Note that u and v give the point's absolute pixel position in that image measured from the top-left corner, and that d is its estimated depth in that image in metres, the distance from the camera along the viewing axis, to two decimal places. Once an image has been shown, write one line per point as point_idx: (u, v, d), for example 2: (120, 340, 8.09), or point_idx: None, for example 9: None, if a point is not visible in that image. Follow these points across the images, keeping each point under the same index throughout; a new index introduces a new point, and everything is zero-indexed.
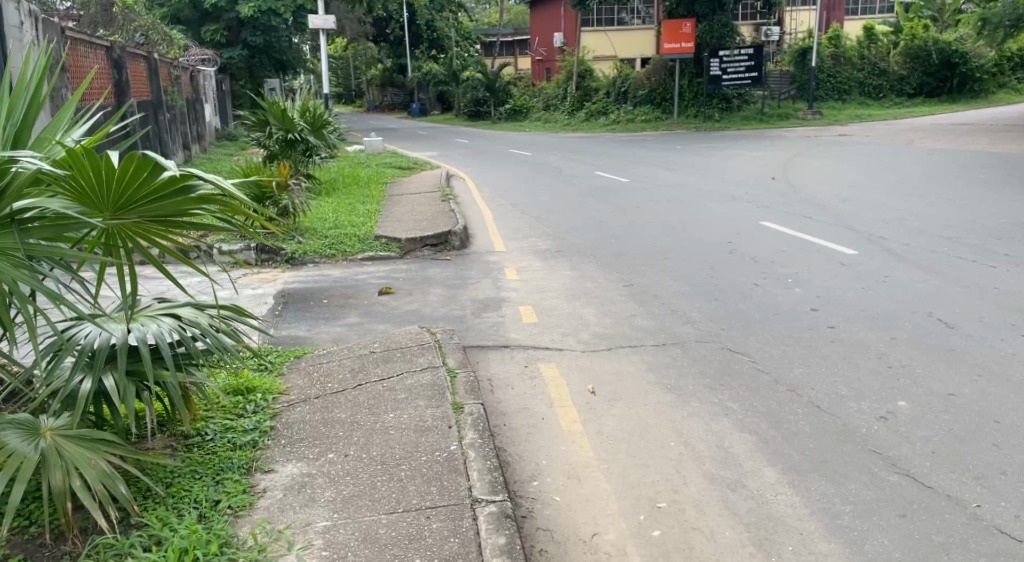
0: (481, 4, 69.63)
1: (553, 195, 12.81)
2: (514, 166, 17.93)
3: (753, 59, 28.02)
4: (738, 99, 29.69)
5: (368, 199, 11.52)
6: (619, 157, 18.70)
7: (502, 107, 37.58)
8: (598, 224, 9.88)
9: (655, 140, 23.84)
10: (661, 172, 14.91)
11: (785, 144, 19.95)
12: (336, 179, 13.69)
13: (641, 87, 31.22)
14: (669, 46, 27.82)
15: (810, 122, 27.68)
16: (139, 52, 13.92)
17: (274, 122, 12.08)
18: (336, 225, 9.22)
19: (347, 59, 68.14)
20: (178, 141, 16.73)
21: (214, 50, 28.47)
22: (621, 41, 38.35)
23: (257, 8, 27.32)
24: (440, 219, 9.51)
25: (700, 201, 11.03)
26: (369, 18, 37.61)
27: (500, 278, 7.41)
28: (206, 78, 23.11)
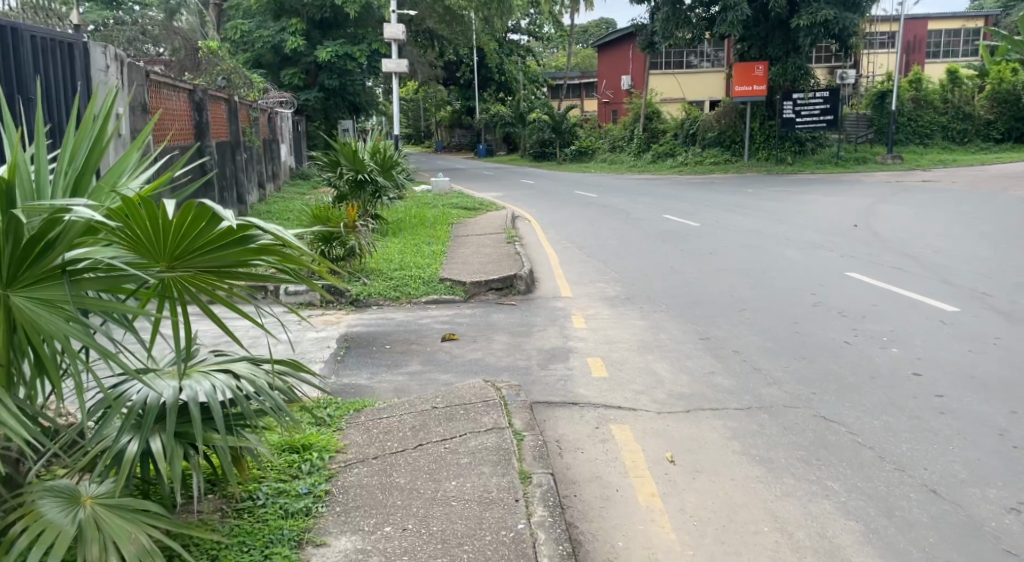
0: (550, 48, 70.57)
1: (622, 238, 12.49)
2: (581, 207, 17.71)
3: (828, 101, 27.47)
4: (812, 142, 28.99)
5: (433, 240, 11.42)
6: (688, 200, 18.30)
7: (568, 148, 37.53)
8: (671, 270, 9.52)
9: (725, 183, 23.34)
10: (733, 217, 14.47)
11: (864, 189, 19.24)
12: (403, 219, 13.69)
13: (710, 129, 30.72)
14: (741, 88, 27.44)
15: (890, 166, 26.76)
16: (221, 94, 14.27)
17: (345, 163, 12.18)
18: (402, 266, 9.09)
19: (417, 101, 69.64)
20: (253, 180, 17.10)
21: (291, 93, 29.37)
22: (690, 83, 38.08)
23: (334, 52, 28.33)
24: (506, 262, 9.30)
25: (778, 248, 10.58)
26: (440, 63, 38.35)
27: (567, 325, 7.08)
28: (282, 119, 23.76)
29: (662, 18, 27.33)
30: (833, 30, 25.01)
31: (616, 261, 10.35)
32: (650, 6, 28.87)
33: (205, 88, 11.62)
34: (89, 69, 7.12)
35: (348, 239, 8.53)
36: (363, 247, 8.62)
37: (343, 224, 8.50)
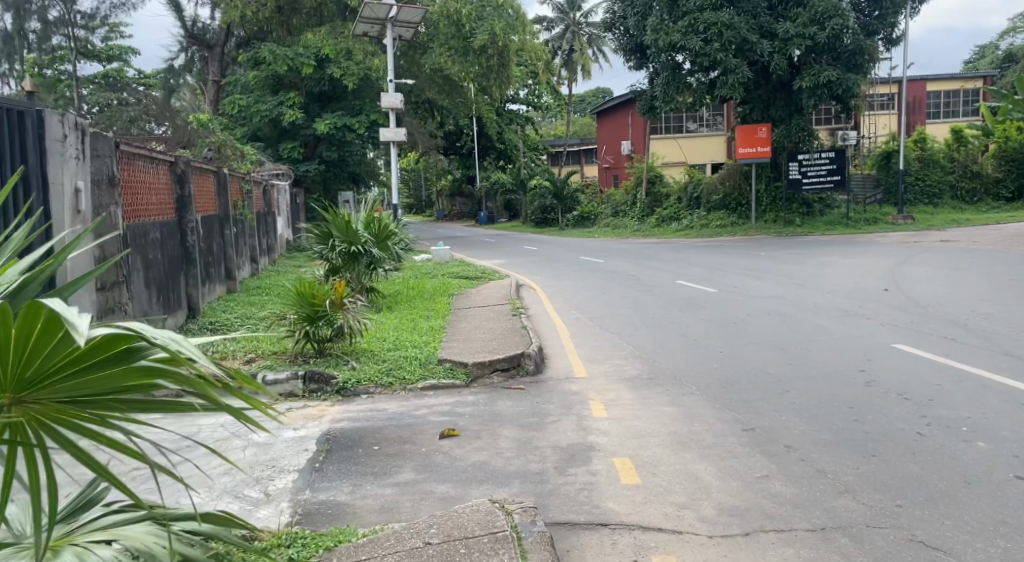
0: (547, 117, 71.31)
1: (635, 306, 11.64)
2: (588, 273, 16.93)
3: (835, 161, 26.98)
4: (820, 203, 28.53)
5: (432, 313, 10.57)
6: (699, 264, 17.52)
7: (570, 213, 37.06)
8: (693, 343, 8.64)
9: (735, 245, 22.66)
10: (750, 282, 13.66)
11: (883, 250, 18.52)
12: (400, 291, 12.88)
13: (715, 193, 30.29)
14: (745, 150, 27.11)
15: (903, 227, 26.13)
16: (210, 166, 13.60)
17: (338, 234, 11.47)
18: (398, 345, 8.19)
19: (418, 171, 70.03)
20: (245, 254, 16.38)
21: (290, 166, 29.02)
22: (692, 146, 37.91)
23: (332, 124, 28.09)
24: (512, 339, 8.43)
25: (809, 316, 9.73)
26: (439, 132, 38.22)
27: (585, 413, 6.13)
28: (279, 192, 23.26)
29: (662, 83, 27.09)
30: (836, 91, 24.61)
31: (632, 333, 9.49)
32: (650, 71, 28.71)
33: (188, 160, 10.91)
34: (44, 139, 6.47)
35: (336, 319, 7.68)
36: (353, 327, 7.75)
37: (328, 301, 7.67)
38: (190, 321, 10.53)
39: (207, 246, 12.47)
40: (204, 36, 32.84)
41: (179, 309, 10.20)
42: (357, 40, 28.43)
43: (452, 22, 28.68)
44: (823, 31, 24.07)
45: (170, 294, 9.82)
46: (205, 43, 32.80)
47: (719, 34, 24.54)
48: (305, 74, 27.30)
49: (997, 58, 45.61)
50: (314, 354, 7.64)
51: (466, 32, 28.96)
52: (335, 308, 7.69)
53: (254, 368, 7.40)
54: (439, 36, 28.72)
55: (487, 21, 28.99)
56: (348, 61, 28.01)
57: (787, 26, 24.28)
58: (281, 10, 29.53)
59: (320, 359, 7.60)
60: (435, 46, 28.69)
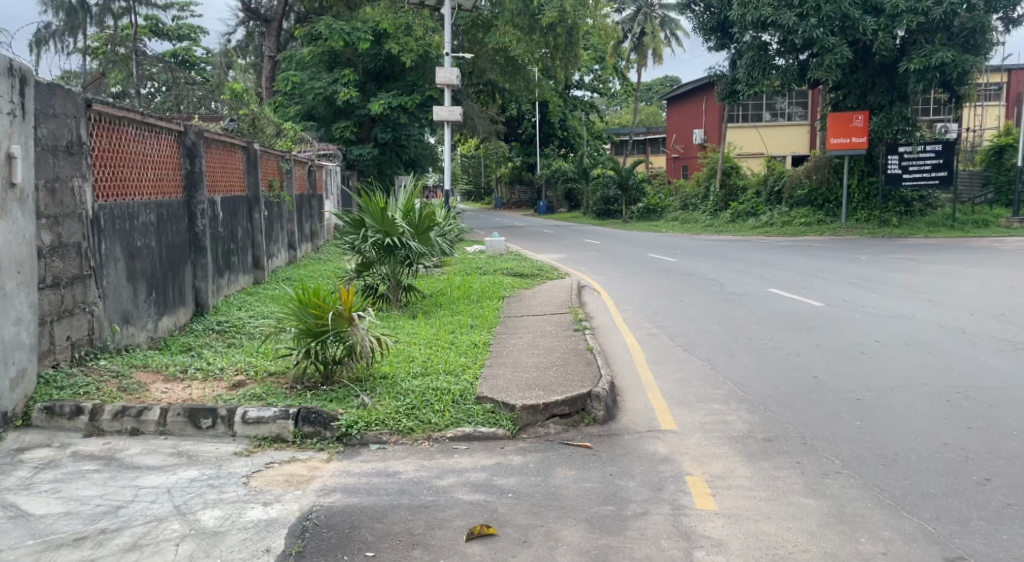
0: (613, 104, 68.75)
1: (724, 322, 9.60)
2: (663, 274, 14.88)
3: (941, 155, 23.91)
4: (919, 201, 25.80)
5: (476, 323, 8.73)
6: (793, 268, 15.28)
7: (636, 205, 34.80)
8: (817, 383, 6.61)
9: (827, 246, 20.42)
10: (861, 294, 11.45)
11: (1009, 259, 15.96)
12: (443, 291, 11.09)
13: (799, 187, 27.78)
14: (837, 140, 24.71)
15: (1016, 231, 23.27)
16: (238, 140, 11.89)
17: (370, 222, 9.77)
18: (428, 370, 6.40)
19: (478, 157, 68.51)
20: (281, 240, 14.80)
21: (343, 147, 27.61)
22: (773, 136, 35.25)
23: (387, 104, 26.57)
24: (574, 366, 6.57)
25: (960, 351, 7.60)
26: (500, 115, 36.27)
27: (686, 502, 4.20)
28: (328, 174, 21.83)
29: (746, 64, 24.56)
30: (949, 74, 21.81)
31: (728, 361, 7.51)
32: (732, 53, 26.27)
33: (200, 129, 9.13)
34: None
35: (347, 334, 5.90)
36: (368, 346, 5.95)
37: (336, 311, 5.84)
38: (195, 320, 8.76)
39: (227, 230, 10.76)
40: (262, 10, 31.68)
41: (181, 305, 8.43)
42: (419, 15, 26.70)
43: None
44: (938, 5, 21.34)
45: (168, 290, 8.06)
46: (261, 17, 31.53)
47: (817, 8, 22.16)
48: (361, 49, 25.70)
49: None
50: (318, 378, 5.89)
51: (535, 8, 26.94)
52: (349, 322, 5.89)
53: (237, 395, 5.65)
54: (505, 13, 26.60)
55: None
56: (407, 36, 26.24)
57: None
58: None
59: (326, 389, 5.81)
60: (499, 23, 26.72)
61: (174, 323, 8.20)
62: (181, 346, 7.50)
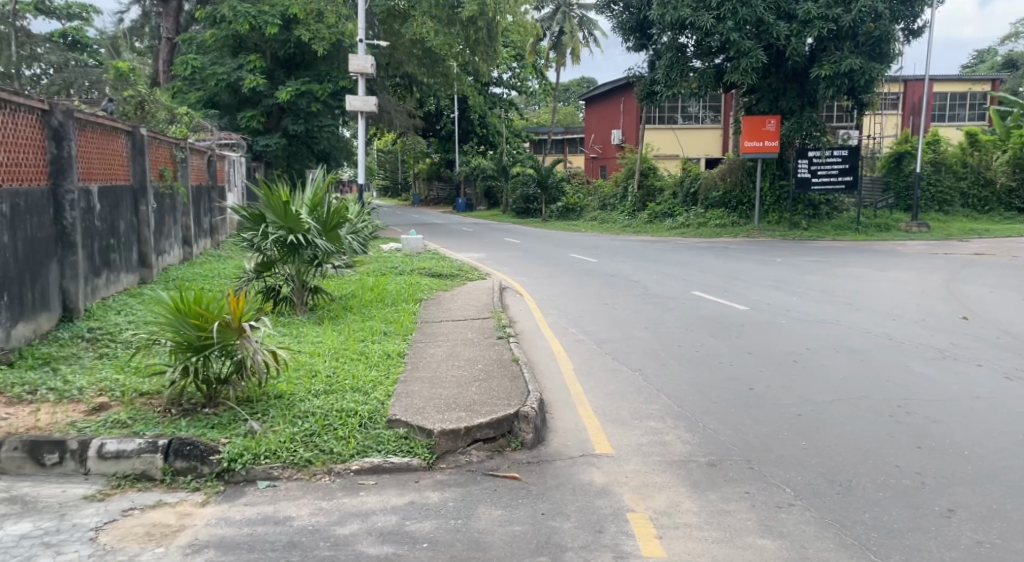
0: (531, 103, 68.63)
1: (652, 327, 9.15)
2: (584, 276, 14.45)
3: (847, 161, 24.70)
4: (826, 205, 26.36)
5: (390, 330, 7.97)
6: (714, 270, 15.11)
7: (554, 204, 34.54)
8: (756, 396, 6.18)
9: (742, 247, 20.52)
10: (783, 297, 11.26)
11: (918, 262, 16.27)
12: (355, 293, 10.25)
13: (714, 189, 28.00)
14: (750, 144, 24.84)
15: (917, 235, 24.02)
16: (121, 123, 10.73)
17: (271, 218, 8.82)
18: (332, 387, 5.61)
19: (394, 153, 67.14)
20: (174, 236, 13.58)
21: (249, 138, 26.17)
22: (689, 139, 35.64)
23: (295, 92, 25.35)
24: (499, 382, 5.91)
25: (892, 358, 7.30)
26: (416, 110, 35.33)
27: (632, 549, 3.62)
28: (231, 165, 20.53)
29: (665, 65, 24.46)
30: (858, 81, 22.29)
31: (662, 372, 7.02)
32: (651, 54, 26.25)
33: (69, 108, 8.05)
34: None
35: (236, 347, 5.03)
36: (260, 362, 5.09)
37: (221, 321, 4.93)
38: (63, 327, 7.65)
39: (106, 224, 9.64)
40: None
41: (44, 311, 7.33)
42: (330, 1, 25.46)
43: None
44: (848, 13, 21.67)
45: (27, 293, 6.97)
46: None
47: (734, 11, 22.21)
48: (269, 35, 24.32)
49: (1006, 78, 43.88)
50: (200, 399, 5.02)
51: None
52: (238, 334, 5.00)
53: (95, 421, 4.72)
54: (422, 4, 25.76)
55: None
56: (318, 24, 25.04)
57: (808, 6, 21.70)
58: None
59: (209, 413, 4.94)
60: (416, 13, 25.78)
61: (34, 331, 7.09)
62: (39, 360, 6.44)
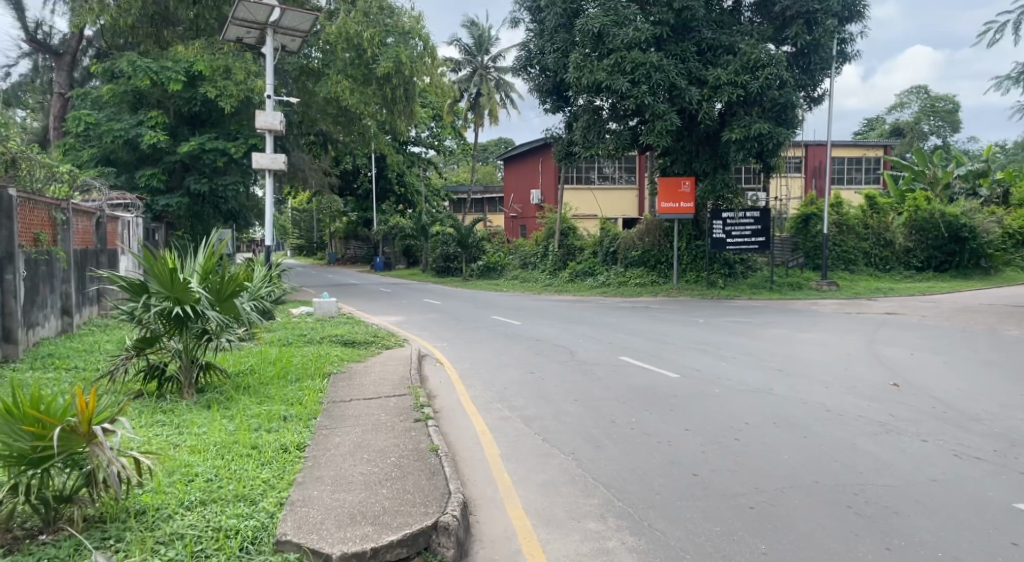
0: (450, 162, 68.77)
1: (581, 400, 8.52)
2: (507, 340, 13.81)
3: (759, 222, 24.98)
4: (741, 264, 26.66)
5: (291, 414, 7.06)
6: (640, 332, 14.74)
7: (475, 263, 34.06)
8: (700, 483, 5.58)
9: (663, 308, 20.39)
10: (713, 362, 10.88)
11: (836, 322, 16.38)
12: (255, 368, 9.26)
13: (632, 249, 28.11)
14: (667, 205, 25.08)
15: (828, 293, 24.51)
16: None
17: (154, 288, 7.80)
18: (210, 497, 4.71)
19: (311, 211, 65.73)
20: (45, 306, 12.40)
21: (148, 196, 24.74)
22: (608, 199, 36.02)
23: (199, 146, 24.23)
24: (414, 479, 5.10)
25: (836, 431, 6.83)
26: (333, 168, 34.57)
27: None
28: (125, 226, 19.19)
29: (582, 126, 24.57)
30: (767, 145, 22.60)
31: (597, 456, 6.35)
32: (567, 115, 26.43)
33: None
34: None
35: (85, 457, 4.12)
36: (119, 472, 4.17)
37: (63, 427, 4.00)
38: None
39: None
40: (52, 43, 28.54)
41: None
42: (238, 58, 24.86)
43: (351, 45, 25.09)
44: (755, 80, 21.90)
45: None
46: (50, 50, 28.26)
47: (647, 75, 22.02)
48: (171, 90, 23.26)
49: (899, 144, 46.48)
50: (36, 520, 4.06)
51: (368, 58, 25.49)
52: (87, 438, 4.08)
53: None
54: (337, 63, 25.17)
55: (392, 48, 25.76)
56: (225, 80, 24.19)
57: (718, 72, 22.03)
58: (153, 20, 25.78)
59: (45, 544, 3.97)
60: (330, 72, 25.14)
61: None
62: None
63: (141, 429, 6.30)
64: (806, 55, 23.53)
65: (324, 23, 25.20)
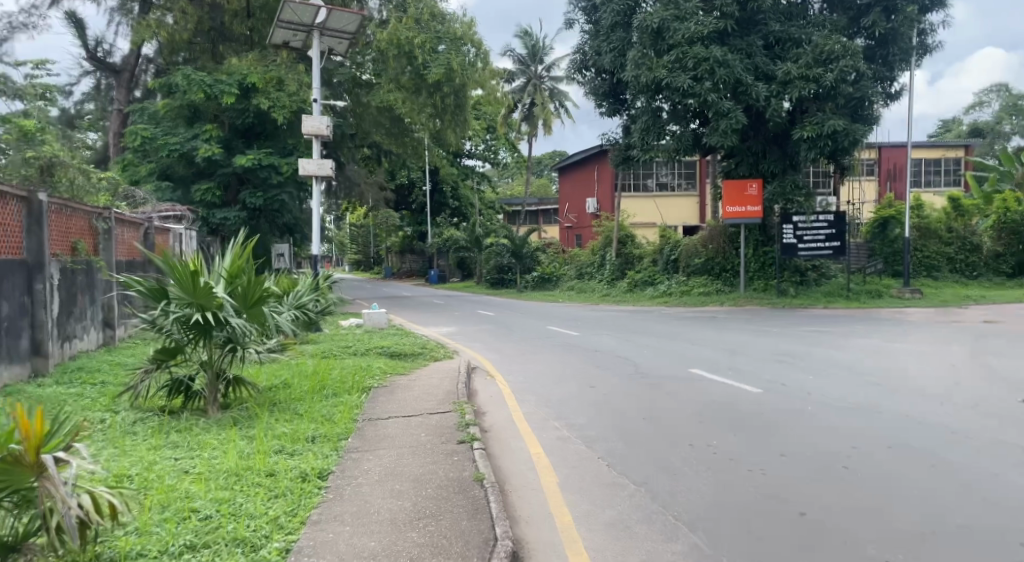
0: (505, 175, 68.24)
1: (651, 418, 7.45)
2: (565, 351, 12.82)
3: (834, 226, 23.40)
4: (813, 270, 25.16)
5: (319, 433, 6.20)
6: (710, 343, 13.57)
7: (529, 274, 33.18)
8: (810, 524, 4.50)
9: (732, 317, 19.12)
10: (800, 375, 9.68)
11: (929, 331, 14.88)
12: (287, 383, 8.43)
13: (696, 256, 26.77)
14: (732, 209, 23.73)
15: (912, 301, 22.74)
16: (15, 187, 9.31)
17: (174, 293, 7.04)
18: (203, 541, 3.86)
19: (366, 226, 65.81)
20: (83, 320, 11.93)
21: (203, 212, 24.66)
22: (668, 207, 34.74)
23: (254, 160, 23.98)
24: (452, 518, 4.14)
25: (970, 460, 5.65)
26: (386, 181, 34.22)
27: None
28: (176, 238, 18.93)
29: (641, 128, 23.32)
30: (841, 143, 20.98)
31: (677, 488, 5.30)
32: (625, 118, 25.42)
33: None
34: None
35: (36, 493, 3.26)
36: (79, 514, 3.30)
37: (6, 456, 3.15)
38: None
39: None
40: (111, 61, 28.77)
41: None
42: (291, 70, 24.56)
43: (402, 52, 24.44)
44: (830, 73, 20.40)
45: None
46: (110, 68, 28.55)
47: (711, 71, 20.80)
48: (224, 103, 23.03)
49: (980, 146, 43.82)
50: None
51: (420, 66, 24.74)
52: (37, 471, 3.22)
53: None
54: (388, 71, 24.65)
55: (444, 55, 24.93)
56: (278, 92, 23.87)
57: (789, 66, 20.69)
58: (209, 35, 25.92)
59: None
60: (381, 81, 24.64)
61: None
62: None
63: (148, 454, 5.52)
64: (884, 46, 21.89)
65: (375, 32, 24.72)
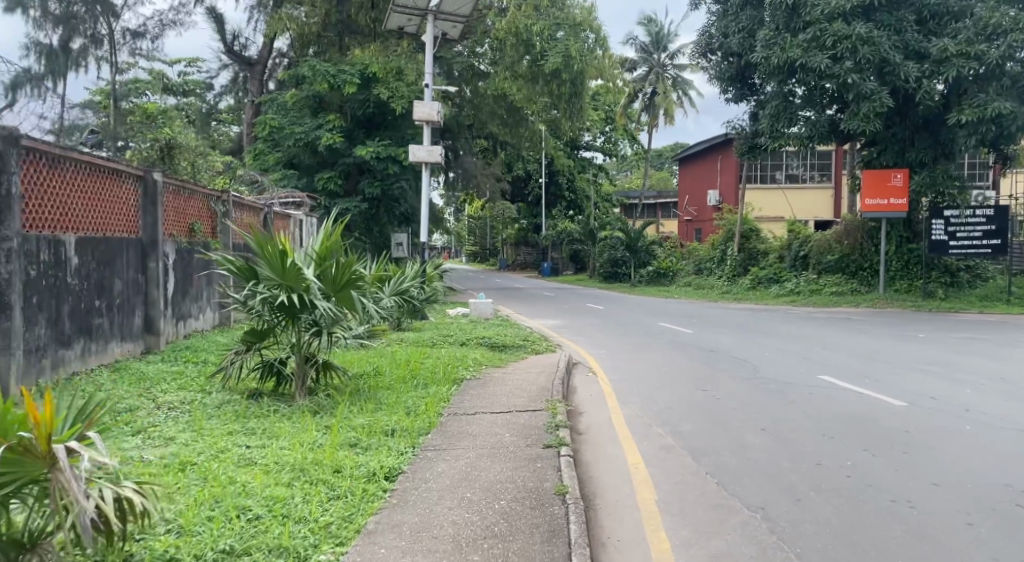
0: (623, 168, 66.92)
1: (770, 430, 6.58)
2: (679, 350, 11.96)
3: (993, 221, 21.04)
4: (966, 270, 22.81)
5: (399, 427, 5.76)
6: (841, 347, 12.31)
7: (644, 268, 32.11)
8: None
9: (867, 320, 17.50)
10: (951, 388, 8.45)
11: None
12: (378, 371, 8.09)
13: (829, 252, 24.85)
14: (872, 201, 21.76)
15: None
16: (133, 168, 9.45)
17: (264, 273, 6.83)
18: (245, 546, 3.45)
19: (484, 218, 66.24)
20: (199, 300, 12.14)
21: (325, 201, 25.19)
22: (799, 200, 32.65)
23: (374, 152, 24.20)
24: (524, 542, 3.57)
25: None
26: (503, 172, 33.99)
27: None
28: (296, 223, 19.33)
29: (770, 114, 21.89)
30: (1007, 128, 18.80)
31: (801, 519, 4.48)
32: (753, 105, 23.98)
33: (17, 136, 6.64)
34: None
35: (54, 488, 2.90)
36: (98, 513, 2.91)
37: (13, 445, 2.78)
38: None
39: (93, 283, 8.23)
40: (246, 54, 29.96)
41: None
42: (412, 59, 24.50)
43: (521, 40, 23.98)
44: (995, 48, 18.28)
45: None
46: (244, 60, 29.74)
47: (853, 50, 19.12)
48: (346, 92, 23.38)
49: None
50: None
51: (538, 53, 24.19)
52: (49, 463, 2.83)
53: None
54: (505, 59, 24.26)
55: (563, 41, 24.02)
56: (398, 81, 24.03)
57: (944, 43, 18.73)
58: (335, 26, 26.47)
59: None
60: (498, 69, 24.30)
61: None
62: None
63: (222, 439, 5.24)
64: None
65: (494, 19, 24.36)
